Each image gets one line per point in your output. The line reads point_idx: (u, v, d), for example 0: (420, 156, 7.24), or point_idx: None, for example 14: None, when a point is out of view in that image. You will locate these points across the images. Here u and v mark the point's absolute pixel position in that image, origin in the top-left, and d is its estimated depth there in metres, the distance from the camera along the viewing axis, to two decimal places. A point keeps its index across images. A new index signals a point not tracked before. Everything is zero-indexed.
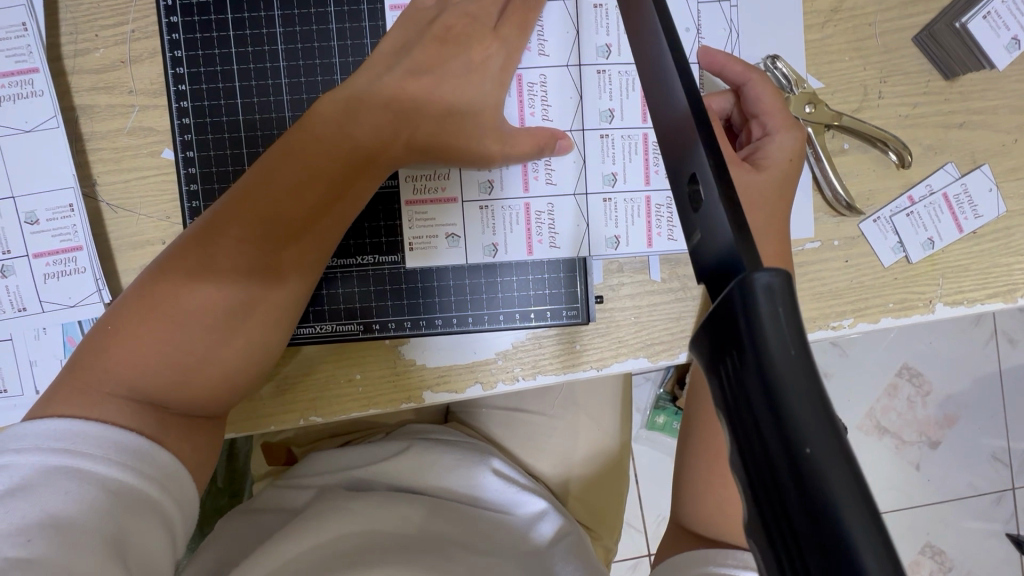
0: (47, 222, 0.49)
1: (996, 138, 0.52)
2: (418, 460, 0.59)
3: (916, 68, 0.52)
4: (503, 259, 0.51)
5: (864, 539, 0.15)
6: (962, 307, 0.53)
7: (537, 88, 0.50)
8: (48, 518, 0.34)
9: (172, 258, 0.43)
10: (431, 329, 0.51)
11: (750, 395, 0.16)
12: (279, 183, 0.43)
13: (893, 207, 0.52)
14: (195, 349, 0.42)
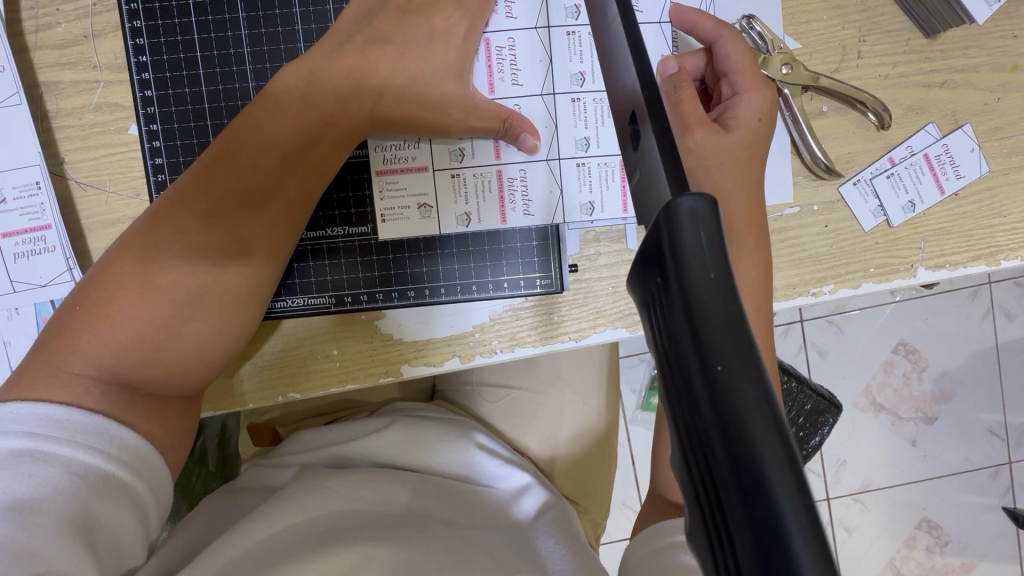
0: (15, 201, 0.49)
1: (979, 97, 0.51)
2: (404, 434, 0.59)
3: (896, 26, 0.50)
4: (476, 229, 0.50)
5: (764, 438, 0.17)
6: (945, 271, 0.52)
7: (505, 55, 0.49)
8: (10, 501, 0.34)
9: (138, 235, 0.42)
10: (405, 301, 0.51)
11: (676, 315, 0.19)
12: (245, 158, 0.43)
13: (873, 169, 0.51)
14: (163, 326, 0.41)
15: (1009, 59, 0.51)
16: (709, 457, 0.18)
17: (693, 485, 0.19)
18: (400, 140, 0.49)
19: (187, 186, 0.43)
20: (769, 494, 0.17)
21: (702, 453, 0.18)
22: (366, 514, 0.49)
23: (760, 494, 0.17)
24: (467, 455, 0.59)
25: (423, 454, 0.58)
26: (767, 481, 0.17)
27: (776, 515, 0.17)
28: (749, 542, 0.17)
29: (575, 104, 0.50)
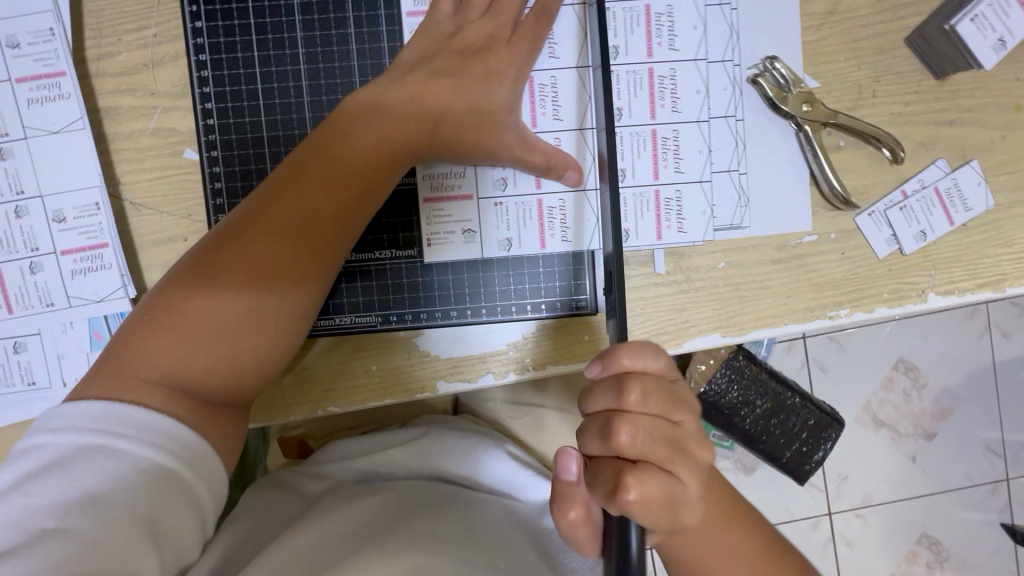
0: (74, 220, 0.51)
1: (985, 134, 0.54)
2: (436, 446, 0.62)
3: (908, 67, 0.53)
4: (516, 253, 0.53)
5: None
6: (953, 297, 0.56)
7: (546, 92, 0.52)
8: (84, 493, 0.37)
9: (207, 251, 0.45)
10: (447, 321, 0.53)
11: None
12: (308, 182, 0.45)
13: (887, 201, 0.54)
14: (227, 340, 0.44)
15: (1014, 100, 0.54)
16: None
17: None
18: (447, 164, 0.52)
19: (253, 207, 0.45)
20: None
21: None
22: (403, 520, 0.51)
23: None
24: (497, 465, 0.62)
25: (455, 464, 0.61)
26: None
27: None
28: None
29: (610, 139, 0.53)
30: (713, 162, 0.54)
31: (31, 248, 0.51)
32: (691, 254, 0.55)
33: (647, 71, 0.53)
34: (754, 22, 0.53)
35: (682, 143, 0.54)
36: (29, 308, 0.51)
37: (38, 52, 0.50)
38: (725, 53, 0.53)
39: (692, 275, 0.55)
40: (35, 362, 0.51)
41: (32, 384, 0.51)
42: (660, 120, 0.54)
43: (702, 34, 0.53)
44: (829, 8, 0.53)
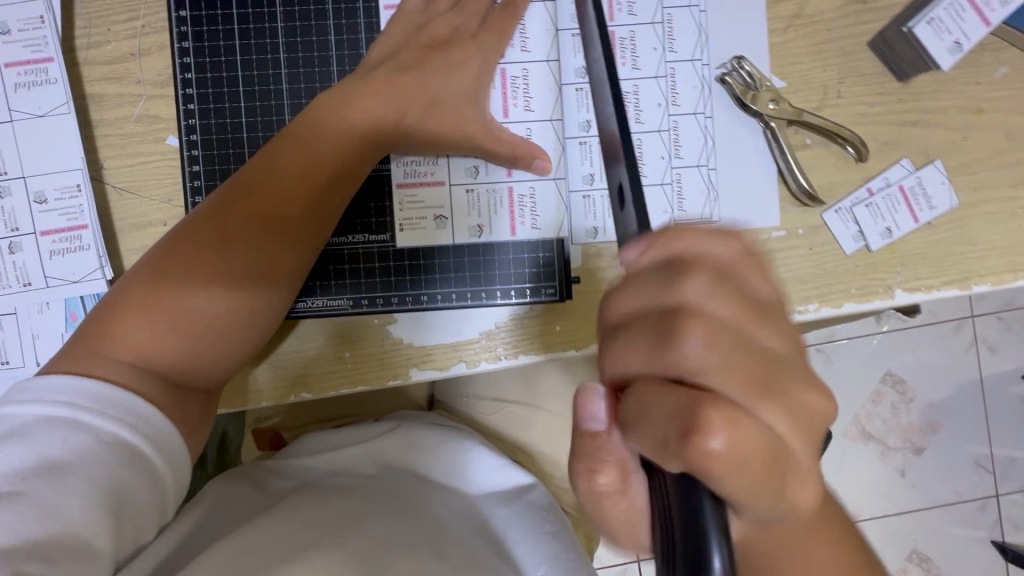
0: (54, 201, 0.52)
1: (947, 135, 0.56)
2: (407, 439, 0.64)
3: (871, 70, 0.55)
4: (486, 240, 0.54)
5: None
6: (920, 293, 0.57)
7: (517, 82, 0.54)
8: (44, 462, 0.37)
9: (179, 239, 0.46)
10: (417, 305, 0.54)
11: None
12: (278, 170, 0.48)
13: (852, 198, 0.56)
14: (198, 320, 0.44)
15: (974, 103, 0.56)
16: None
17: None
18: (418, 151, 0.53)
19: (224, 196, 0.47)
20: None
21: None
22: (370, 512, 0.52)
23: None
24: (467, 459, 0.64)
25: (423, 458, 0.63)
26: None
27: None
28: None
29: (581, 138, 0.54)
30: (678, 160, 0.55)
31: (11, 228, 0.52)
32: None
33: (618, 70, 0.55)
34: (723, 24, 0.55)
35: (645, 149, 0.55)
36: (7, 288, 0.52)
37: (28, 39, 0.51)
38: (694, 52, 0.55)
39: None
40: (10, 341, 0.52)
41: (6, 364, 0.52)
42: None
43: (663, 45, 0.55)
44: (795, 12, 0.55)
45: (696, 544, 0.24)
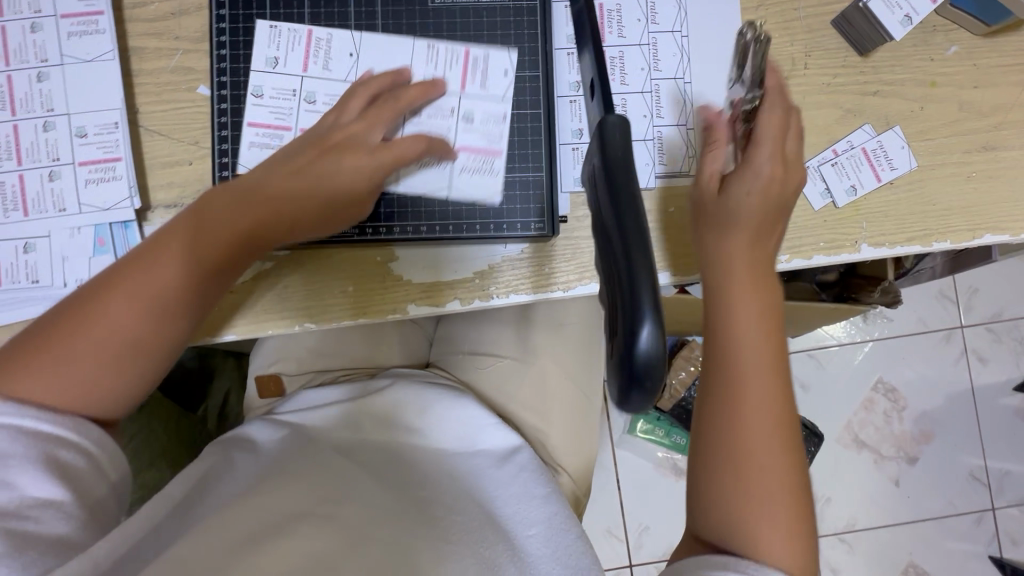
0: (93, 136, 0.57)
1: (905, 105, 0.61)
2: (404, 396, 0.67)
3: (834, 45, 0.61)
4: (477, 172, 0.57)
5: (640, 231, 0.27)
6: (885, 249, 0.61)
7: (429, 61, 0.58)
8: None
9: (90, 296, 0.47)
10: (418, 234, 0.57)
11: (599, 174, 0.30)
12: (195, 234, 0.48)
13: (820, 158, 0.60)
14: (123, 345, 0.46)
15: (929, 77, 0.61)
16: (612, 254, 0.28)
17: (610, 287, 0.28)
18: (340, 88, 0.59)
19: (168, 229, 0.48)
20: (633, 259, 0.26)
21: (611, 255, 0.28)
22: (364, 484, 0.56)
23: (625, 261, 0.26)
24: (458, 421, 0.66)
25: (419, 416, 0.65)
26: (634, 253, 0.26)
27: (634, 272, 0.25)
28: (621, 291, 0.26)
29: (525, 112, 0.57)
30: (660, 120, 0.61)
31: (53, 158, 0.57)
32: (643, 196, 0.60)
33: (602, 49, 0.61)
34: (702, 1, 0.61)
35: (629, 109, 0.61)
36: (43, 213, 0.57)
37: None
38: (674, 25, 0.61)
39: None
40: (42, 262, 0.56)
41: (36, 282, 0.56)
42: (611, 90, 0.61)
43: (647, 18, 0.61)
44: None
45: (630, 324, 0.25)
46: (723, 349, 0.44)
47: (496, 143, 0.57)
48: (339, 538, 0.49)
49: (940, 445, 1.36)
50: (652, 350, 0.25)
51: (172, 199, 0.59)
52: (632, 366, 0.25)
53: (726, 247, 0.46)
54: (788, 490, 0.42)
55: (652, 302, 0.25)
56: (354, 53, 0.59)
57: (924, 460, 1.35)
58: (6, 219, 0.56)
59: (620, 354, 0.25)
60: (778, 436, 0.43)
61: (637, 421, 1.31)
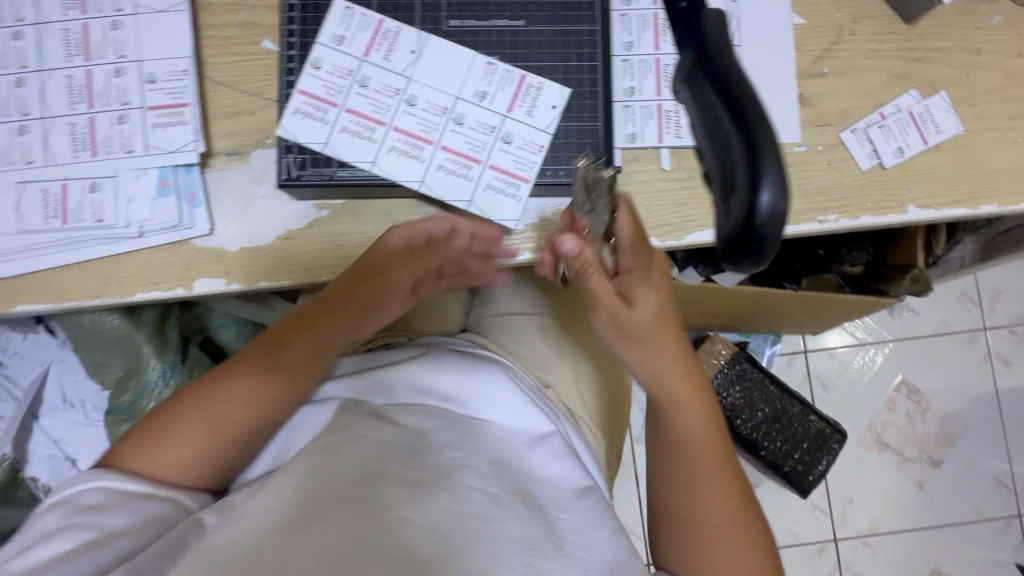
0: (163, 82, 0.59)
1: (951, 71, 0.63)
2: (437, 362, 0.65)
3: (880, 13, 0.63)
4: (528, 117, 0.59)
5: (751, 101, 0.26)
6: (931, 211, 0.62)
7: (483, 78, 0.59)
8: (91, 505, 0.49)
9: (209, 401, 0.56)
10: (473, 177, 0.59)
11: (694, 61, 0.29)
12: (277, 405, 0.58)
13: (867, 120, 0.62)
14: (228, 432, 0.56)
15: (973, 45, 0.63)
16: (717, 129, 0.27)
17: (710, 164, 0.28)
18: (393, 79, 0.59)
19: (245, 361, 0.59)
20: (751, 124, 0.25)
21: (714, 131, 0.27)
22: (398, 453, 0.54)
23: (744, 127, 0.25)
24: (494, 388, 0.64)
25: (453, 382, 0.63)
26: (750, 120, 0.25)
27: (754, 136, 0.25)
28: (738, 157, 0.25)
29: (574, 68, 0.59)
30: None
31: (123, 102, 0.59)
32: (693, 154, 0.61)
33: (653, 15, 0.62)
34: None
35: None
36: (111, 154, 0.58)
37: None
38: None
39: (694, 175, 0.61)
40: (108, 202, 0.58)
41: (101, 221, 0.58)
42: (662, 50, 0.62)
43: None
44: None
45: (753, 177, 0.24)
46: (694, 501, 0.54)
47: (527, 170, 0.59)
48: (368, 516, 0.47)
49: (965, 446, 1.34)
50: (778, 200, 0.24)
51: (234, 146, 0.60)
52: (758, 216, 0.24)
53: (643, 326, 0.54)
54: (754, 539, 0.53)
55: (776, 161, 0.24)
56: (416, 52, 0.59)
57: (949, 462, 1.33)
58: (77, 159, 0.58)
59: (742, 207, 0.25)
60: (735, 505, 0.54)
61: None
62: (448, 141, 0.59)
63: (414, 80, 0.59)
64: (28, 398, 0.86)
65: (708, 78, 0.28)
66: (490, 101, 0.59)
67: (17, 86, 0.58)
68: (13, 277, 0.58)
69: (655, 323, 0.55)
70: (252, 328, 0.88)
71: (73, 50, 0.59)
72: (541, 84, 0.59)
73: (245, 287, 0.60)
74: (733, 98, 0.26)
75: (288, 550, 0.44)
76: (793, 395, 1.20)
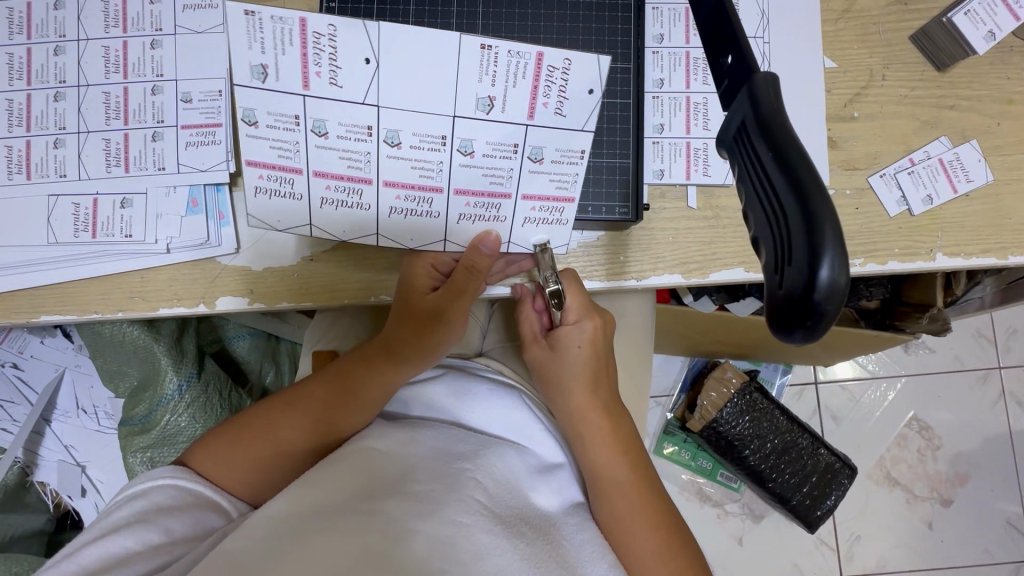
0: (198, 102, 0.60)
1: (982, 120, 0.62)
2: (456, 384, 0.65)
3: (913, 59, 0.63)
4: (557, 121, 0.51)
5: (807, 167, 0.26)
6: (959, 260, 0.61)
7: (484, 77, 0.49)
8: (154, 504, 0.51)
9: (273, 427, 0.59)
10: (505, 220, 0.56)
11: (748, 128, 0.30)
12: (335, 433, 0.60)
13: (896, 165, 0.61)
14: (289, 456, 0.59)
15: (1005, 95, 0.63)
16: (771, 192, 0.26)
17: (762, 227, 0.27)
18: (360, 113, 0.50)
19: (316, 388, 0.61)
20: (807, 190, 0.25)
21: (768, 195, 0.27)
22: (411, 468, 0.53)
23: (801, 192, 0.25)
24: (511, 412, 0.64)
25: (470, 404, 0.64)
26: (806, 187, 0.25)
27: (810, 203, 0.25)
28: (795, 223, 0.25)
29: (608, 102, 0.58)
30: None
31: (158, 120, 0.59)
32: (720, 194, 0.62)
33: (685, 53, 0.62)
34: (784, 10, 0.63)
35: (710, 108, 0.62)
36: (143, 170, 0.59)
37: None
38: (756, 32, 0.63)
39: (720, 213, 0.61)
40: (137, 218, 0.59)
41: (129, 237, 0.58)
42: (693, 89, 0.62)
43: None
44: (845, 7, 0.63)
45: (811, 247, 0.24)
46: (617, 541, 0.58)
47: (569, 190, 0.54)
48: (378, 527, 0.46)
49: (977, 487, 1.31)
50: (838, 272, 0.24)
51: None
52: (816, 289, 0.24)
53: (559, 373, 0.62)
54: (679, 564, 0.57)
55: (834, 230, 0.24)
56: (373, 59, 0.48)
57: (960, 503, 1.31)
58: (109, 174, 0.59)
59: (799, 278, 0.24)
60: (655, 526, 0.58)
61: (664, 444, 1.31)
62: (460, 181, 0.53)
63: (381, 108, 0.50)
64: (44, 401, 0.87)
65: (766, 143, 0.28)
66: (502, 107, 0.51)
67: (55, 100, 0.59)
68: (38, 287, 0.59)
69: (578, 376, 0.62)
70: (265, 339, 0.89)
71: (112, 67, 0.60)
72: (568, 62, 0.49)
73: (267, 307, 0.60)
74: (791, 164, 0.26)
75: (289, 550, 0.43)
76: (802, 427, 1.17)
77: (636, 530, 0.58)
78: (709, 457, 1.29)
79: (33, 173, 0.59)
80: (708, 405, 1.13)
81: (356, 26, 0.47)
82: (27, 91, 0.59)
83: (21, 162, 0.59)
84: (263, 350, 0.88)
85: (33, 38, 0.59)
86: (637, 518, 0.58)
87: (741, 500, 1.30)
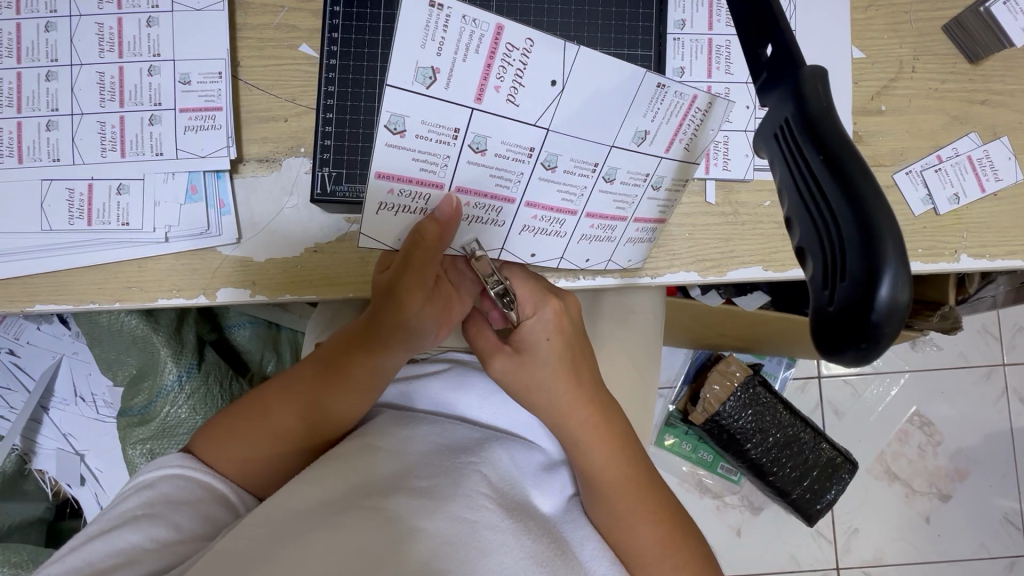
0: (197, 84, 0.57)
1: (1014, 116, 0.60)
2: (459, 379, 0.64)
3: (945, 50, 0.60)
4: (687, 157, 0.53)
5: (863, 173, 0.24)
6: (983, 261, 0.59)
7: (647, 115, 0.50)
8: (157, 496, 0.50)
9: (264, 417, 0.57)
10: (611, 239, 0.58)
11: (794, 126, 0.27)
12: (336, 418, 0.57)
13: (923, 162, 0.59)
14: (288, 443, 0.56)
15: None
16: (821, 199, 0.25)
17: (810, 233, 0.25)
18: (525, 134, 0.49)
19: (305, 370, 0.58)
20: (863, 197, 0.23)
21: (815, 200, 0.25)
22: (415, 466, 0.51)
23: (856, 199, 0.23)
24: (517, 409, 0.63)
25: (474, 400, 0.63)
26: (862, 193, 0.23)
27: (868, 211, 0.23)
28: (852, 233, 0.23)
29: None
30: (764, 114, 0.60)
31: (155, 103, 0.57)
32: (741, 189, 0.59)
33: (708, 41, 0.59)
34: None
35: (732, 99, 0.59)
36: (140, 155, 0.57)
37: None
38: None
39: (738, 209, 0.59)
40: (134, 205, 0.57)
41: (126, 224, 0.56)
42: (715, 79, 0.59)
43: None
44: None
45: (868, 260, 0.22)
46: (613, 533, 0.55)
47: (669, 215, 0.57)
48: (383, 524, 0.44)
49: (976, 484, 1.31)
50: (899, 290, 0.22)
51: (266, 153, 0.59)
52: (875, 307, 0.22)
53: (533, 379, 0.55)
54: (680, 550, 0.55)
55: (894, 241, 0.22)
56: (557, 82, 0.46)
57: (959, 499, 1.31)
58: (104, 159, 0.56)
59: (855, 294, 0.23)
60: (655, 517, 0.56)
61: (664, 436, 1.31)
62: (593, 205, 0.55)
63: (551, 131, 0.49)
64: (41, 387, 0.85)
65: (814, 146, 0.26)
66: (651, 140, 0.52)
67: (46, 79, 0.56)
68: (31, 276, 0.56)
69: (545, 375, 0.55)
70: (266, 329, 0.86)
71: (106, 45, 0.57)
72: (712, 105, 0.50)
73: (270, 298, 0.58)
74: (845, 168, 0.24)
75: (291, 549, 0.41)
76: (805, 421, 1.16)
77: (632, 522, 0.55)
78: (710, 450, 1.29)
79: (25, 157, 0.56)
80: (711, 399, 1.12)
81: (555, 46, 0.44)
82: (17, 69, 0.56)
83: (11, 145, 0.56)
84: (263, 340, 0.86)
85: (22, 13, 0.56)
86: (632, 509, 0.55)
87: (741, 493, 1.30)
